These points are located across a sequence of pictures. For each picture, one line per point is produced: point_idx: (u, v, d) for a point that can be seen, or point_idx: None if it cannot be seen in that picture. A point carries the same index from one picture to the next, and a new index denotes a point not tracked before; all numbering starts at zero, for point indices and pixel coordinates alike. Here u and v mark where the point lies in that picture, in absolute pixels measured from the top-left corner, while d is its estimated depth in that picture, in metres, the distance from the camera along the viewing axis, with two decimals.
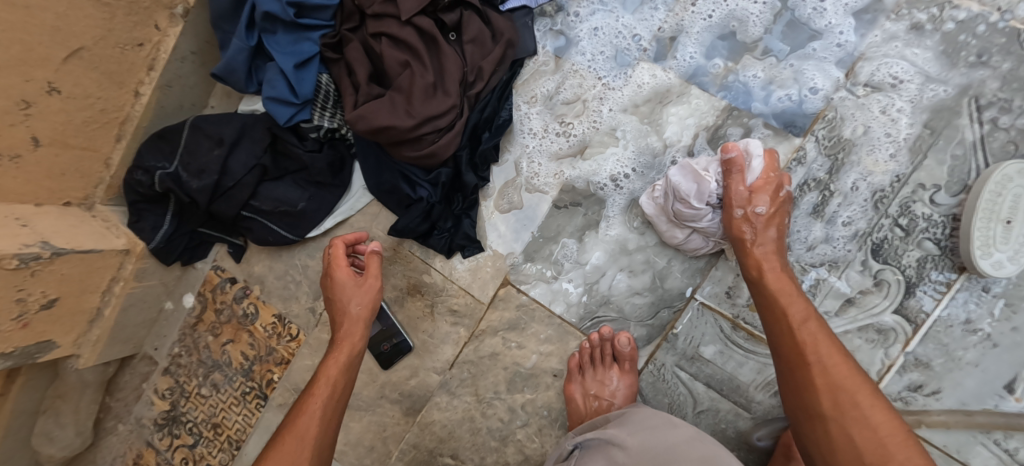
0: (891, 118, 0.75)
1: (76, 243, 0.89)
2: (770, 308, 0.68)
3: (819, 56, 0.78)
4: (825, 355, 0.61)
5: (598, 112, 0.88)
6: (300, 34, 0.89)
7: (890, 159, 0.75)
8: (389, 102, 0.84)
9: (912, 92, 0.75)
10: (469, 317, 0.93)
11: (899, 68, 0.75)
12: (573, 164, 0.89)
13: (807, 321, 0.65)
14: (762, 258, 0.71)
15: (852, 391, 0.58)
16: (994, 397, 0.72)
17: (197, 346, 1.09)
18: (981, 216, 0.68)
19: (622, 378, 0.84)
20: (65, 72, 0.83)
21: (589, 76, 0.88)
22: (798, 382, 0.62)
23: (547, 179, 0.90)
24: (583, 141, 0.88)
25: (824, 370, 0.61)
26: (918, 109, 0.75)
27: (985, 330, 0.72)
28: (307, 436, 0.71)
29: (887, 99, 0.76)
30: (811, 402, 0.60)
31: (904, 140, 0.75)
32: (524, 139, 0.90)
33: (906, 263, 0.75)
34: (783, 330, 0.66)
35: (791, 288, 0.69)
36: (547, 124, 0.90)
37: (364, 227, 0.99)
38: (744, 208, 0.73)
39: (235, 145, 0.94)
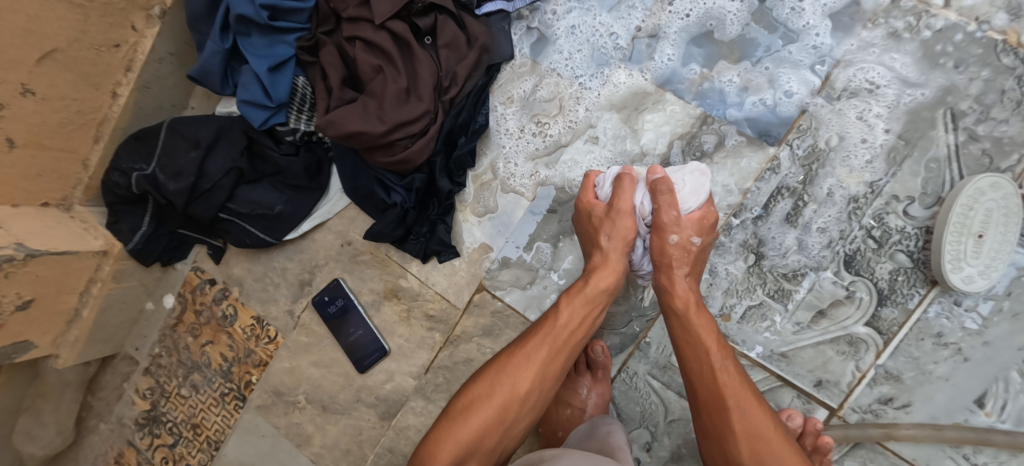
0: (868, 124, 0.74)
1: (52, 244, 0.89)
2: (691, 346, 0.69)
3: (794, 60, 0.77)
4: (744, 400, 0.64)
5: (574, 111, 0.87)
6: (275, 38, 0.88)
7: (866, 166, 0.74)
8: (361, 107, 0.83)
9: (889, 98, 0.74)
10: (444, 322, 0.93)
11: (876, 73, 0.74)
12: (549, 163, 0.88)
13: (727, 362, 0.67)
14: (687, 290, 0.71)
15: (769, 440, 0.62)
16: (965, 411, 0.71)
17: (177, 347, 1.10)
18: (952, 230, 0.68)
19: (593, 386, 0.83)
20: (38, 74, 0.83)
21: (566, 76, 0.87)
22: (718, 427, 0.64)
23: (523, 180, 0.89)
24: (559, 142, 0.87)
25: (743, 417, 0.63)
26: (895, 115, 0.73)
27: (956, 343, 0.72)
28: (517, 391, 0.68)
29: (864, 104, 0.75)
30: (731, 449, 0.63)
31: (881, 146, 0.74)
32: (501, 140, 0.90)
33: (879, 275, 0.74)
34: (704, 370, 0.67)
35: (708, 323, 0.69)
36: (523, 124, 0.89)
37: (341, 231, 0.99)
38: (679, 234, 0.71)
39: (212, 147, 0.94)
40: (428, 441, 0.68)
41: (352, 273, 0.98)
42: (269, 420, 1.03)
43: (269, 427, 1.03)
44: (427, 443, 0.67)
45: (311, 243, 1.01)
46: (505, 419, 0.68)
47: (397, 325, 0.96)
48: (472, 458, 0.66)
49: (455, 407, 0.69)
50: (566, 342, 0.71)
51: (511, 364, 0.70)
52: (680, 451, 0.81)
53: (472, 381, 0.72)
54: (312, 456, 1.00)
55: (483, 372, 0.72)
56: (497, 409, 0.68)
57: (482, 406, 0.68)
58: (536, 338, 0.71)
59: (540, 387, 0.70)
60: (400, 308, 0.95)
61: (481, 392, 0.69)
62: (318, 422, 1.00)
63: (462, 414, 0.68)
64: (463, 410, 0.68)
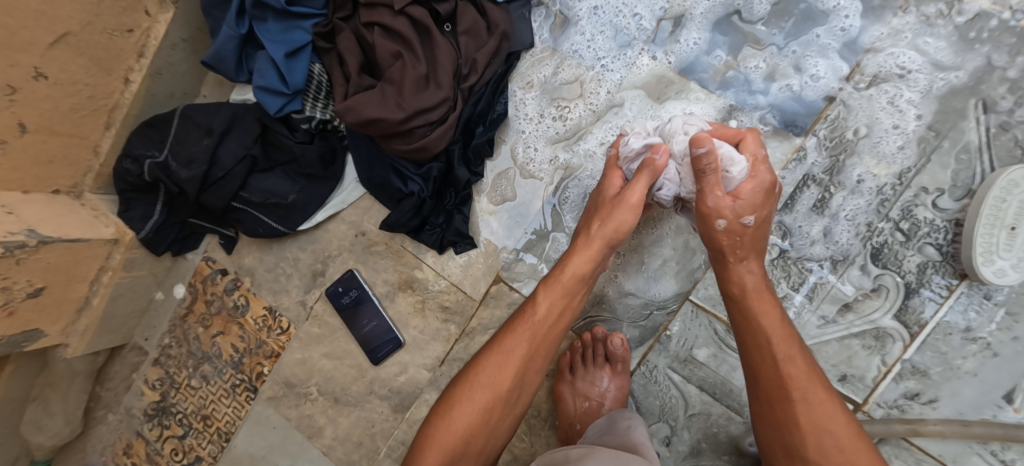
0: (899, 109, 0.73)
1: (63, 232, 0.88)
2: (752, 333, 0.66)
3: (822, 43, 0.76)
4: (810, 393, 0.61)
5: (595, 93, 0.86)
6: (291, 23, 0.87)
7: (898, 151, 0.73)
8: (380, 94, 0.82)
9: (921, 83, 0.72)
10: (460, 314, 0.92)
11: (907, 57, 0.73)
12: (569, 148, 0.87)
13: (790, 349, 0.64)
14: (744, 277, 0.68)
15: (836, 433, 0.60)
16: (993, 407, 0.70)
17: (187, 337, 1.09)
18: (984, 222, 0.67)
19: (613, 379, 0.82)
20: (51, 58, 0.81)
21: (588, 57, 0.86)
22: (780, 418, 0.62)
23: (541, 165, 0.88)
24: (580, 124, 0.86)
25: (809, 410, 0.61)
26: (927, 99, 0.72)
27: (985, 338, 0.70)
28: (497, 389, 0.68)
29: (896, 90, 0.73)
30: (793, 440, 0.61)
31: (912, 132, 0.73)
32: (520, 125, 0.88)
33: (907, 268, 0.73)
34: (766, 359, 0.64)
35: (776, 312, 0.66)
36: (543, 109, 0.88)
37: (354, 221, 0.98)
38: (729, 216, 0.65)
39: (225, 134, 0.93)
40: (416, 444, 0.69)
41: (366, 263, 0.97)
42: (280, 412, 1.02)
43: (280, 419, 1.02)
44: (416, 446, 0.68)
45: (324, 233, 1.00)
46: (489, 420, 0.68)
47: (411, 316, 0.94)
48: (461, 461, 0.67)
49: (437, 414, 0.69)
50: (544, 336, 0.71)
51: (489, 362, 0.70)
52: (700, 446, 0.80)
53: (456, 381, 0.72)
54: (323, 448, 0.99)
55: (466, 372, 0.71)
56: (476, 408, 0.68)
57: (466, 409, 0.68)
58: (514, 335, 0.70)
59: (517, 382, 0.70)
60: (415, 300, 0.94)
61: (462, 392, 0.69)
62: (330, 414, 0.99)
63: (444, 419, 0.68)
64: (443, 414, 0.69)
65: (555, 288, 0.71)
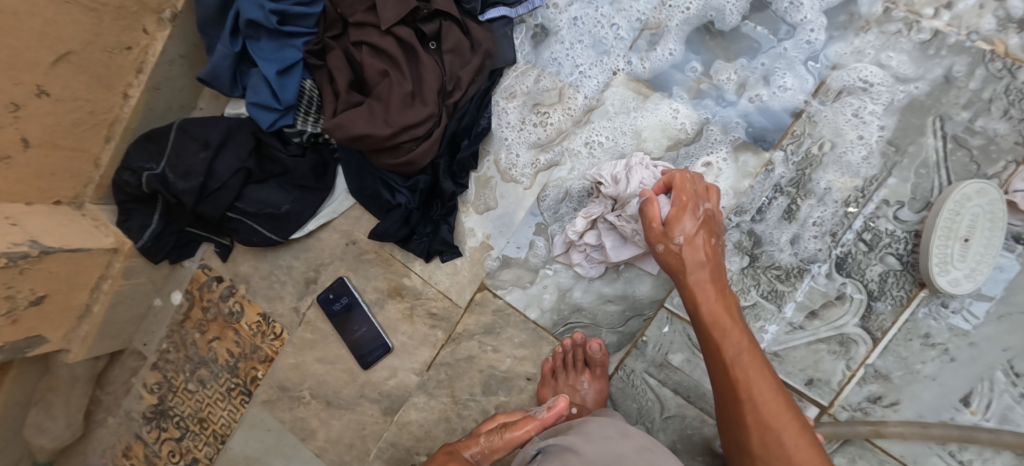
0: (863, 120, 0.76)
1: (64, 242, 0.92)
2: (706, 342, 0.70)
3: (790, 56, 0.79)
4: (755, 393, 0.64)
5: (573, 99, 0.89)
6: (284, 41, 0.90)
7: (863, 161, 0.76)
8: (368, 111, 0.85)
9: (883, 95, 0.76)
10: (446, 320, 0.95)
11: (868, 71, 0.76)
12: (551, 153, 0.90)
13: (739, 355, 0.67)
14: (696, 290, 0.71)
15: (778, 431, 0.62)
16: (951, 409, 0.73)
17: (185, 342, 1.12)
18: (939, 234, 0.70)
19: (592, 383, 0.86)
20: (54, 76, 0.85)
21: (568, 64, 0.89)
22: (731, 415, 0.66)
23: (524, 169, 0.91)
24: (560, 128, 0.89)
25: (754, 408, 0.64)
26: (889, 111, 0.76)
27: (943, 343, 0.74)
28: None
29: (859, 102, 0.77)
30: (742, 437, 0.64)
31: (876, 142, 0.76)
32: (503, 132, 0.91)
33: (869, 276, 0.76)
34: (718, 365, 0.68)
35: (728, 319, 0.69)
36: (524, 116, 0.91)
37: (346, 230, 1.02)
38: (663, 242, 0.72)
39: (221, 147, 0.96)
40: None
41: (357, 271, 1.01)
42: (275, 415, 1.05)
43: (274, 421, 1.05)
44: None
45: (317, 242, 1.03)
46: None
47: (400, 322, 0.98)
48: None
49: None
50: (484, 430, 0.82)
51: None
52: (675, 447, 0.84)
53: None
54: (316, 449, 1.03)
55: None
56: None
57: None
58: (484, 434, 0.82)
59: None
60: (404, 306, 0.98)
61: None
62: (322, 417, 1.02)
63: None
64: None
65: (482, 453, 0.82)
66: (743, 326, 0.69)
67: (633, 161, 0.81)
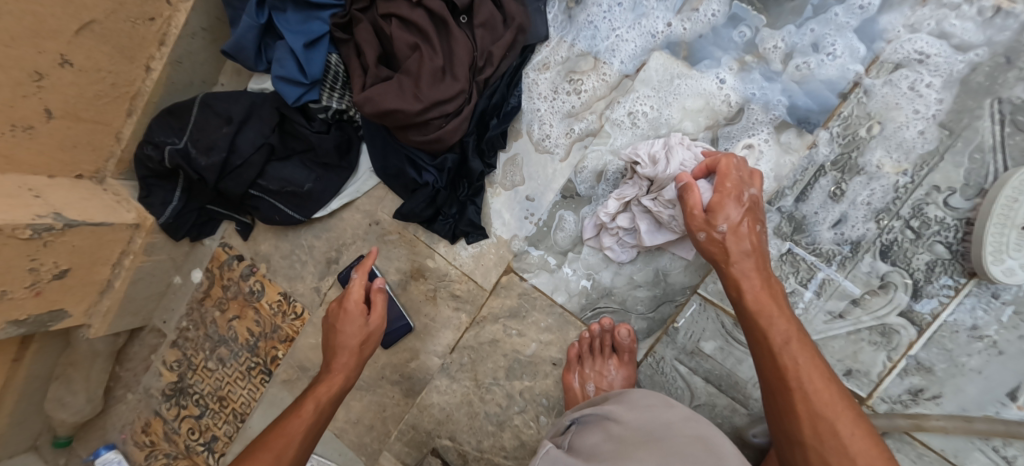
0: (919, 94, 0.73)
1: (87, 216, 0.91)
2: (751, 330, 0.66)
3: (841, 22, 0.76)
4: (807, 380, 0.60)
5: (609, 66, 0.87)
6: (310, 14, 0.88)
7: (919, 135, 0.73)
8: (397, 85, 0.83)
9: (939, 66, 0.73)
10: (470, 302, 0.93)
11: (924, 42, 0.73)
12: (584, 123, 0.88)
13: (788, 343, 0.63)
14: (740, 278, 0.68)
15: (832, 419, 0.57)
16: (996, 403, 0.71)
17: (204, 320, 1.11)
18: (994, 222, 0.67)
19: (619, 369, 0.84)
20: (76, 45, 0.83)
21: (604, 26, 0.86)
22: (780, 405, 0.61)
23: (558, 140, 0.89)
24: (594, 95, 0.87)
25: (806, 397, 0.59)
26: (948, 83, 0.72)
27: (991, 336, 0.71)
28: (302, 434, 0.76)
29: (915, 75, 0.73)
30: (792, 428, 0.60)
31: (934, 116, 0.73)
32: (535, 103, 0.89)
33: (916, 265, 0.73)
34: (765, 353, 0.64)
35: (774, 307, 0.66)
36: (557, 83, 0.89)
37: (369, 210, 1.00)
38: (705, 230, 0.69)
39: (244, 123, 0.94)
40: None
41: (380, 252, 0.99)
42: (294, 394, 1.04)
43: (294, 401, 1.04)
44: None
45: (339, 221, 1.01)
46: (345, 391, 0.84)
47: (423, 304, 0.96)
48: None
49: (258, 444, 0.74)
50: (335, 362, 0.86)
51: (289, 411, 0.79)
52: None
53: (275, 425, 0.77)
54: (335, 430, 1.01)
55: (281, 418, 0.78)
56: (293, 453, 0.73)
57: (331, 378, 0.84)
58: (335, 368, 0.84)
59: (313, 438, 0.78)
60: (427, 288, 0.96)
61: (275, 435, 0.75)
62: None
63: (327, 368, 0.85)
64: (263, 443, 0.73)
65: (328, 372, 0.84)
66: (790, 314, 0.66)
67: (673, 140, 0.79)
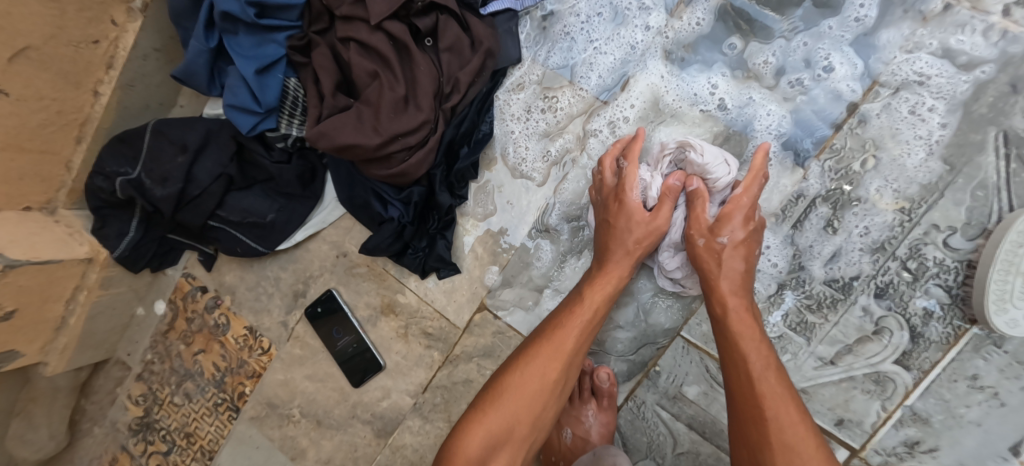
0: (921, 118, 0.67)
1: (34, 253, 0.85)
2: (729, 352, 0.65)
3: (835, 35, 0.70)
4: (780, 409, 0.59)
5: (587, 80, 0.80)
6: (264, 36, 0.82)
7: (922, 163, 0.67)
8: (355, 117, 0.77)
9: (941, 87, 0.67)
10: (443, 341, 0.88)
11: (923, 63, 0.67)
12: (561, 142, 0.81)
13: (766, 369, 0.62)
14: (728, 296, 0.66)
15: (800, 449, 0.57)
16: (996, 458, 0.66)
17: (169, 354, 1.07)
18: (998, 267, 0.62)
19: (598, 414, 0.80)
20: (12, 73, 0.77)
21: (581, 38, 0.80)
22: (749, 433, 0.60)
23: (534, 164, 0.83)
24: (570, 113, 0.81)
25: (779, 425, 0.58)
26: (952, 106, 0.66)
27: (992, 387, 0.66)
28: (542, 379, 0.67)
29: (916, 97, 0.67)
30: (761, 454, 0.58)
31: (938, 141, 0.67)
32: (507, 125, 0.83)
33: (912, 310, 0.68)
34: (741, 376, 0.62)
35: (755, 332, 0.64)
36: (531, 103, 0.82)
37: (336, 241, 0.94)
38: (706, 237, 0.68)
39: (200, 151, 0.88)
40: (458, 428, 0.66)
41: (348, 285, 0.94)
42: (263, 432, 1.00)
43: (263, 439, 1.00)
44: (457, 429, 0.66)
45: (305, 252, 0.96)
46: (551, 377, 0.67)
47: (394, 341, 0.91)
48: (500, 449, 0.65)
49: (479, 403, 0.67)
50: (590, 324, 0.69)
51: (542, 349, 0.68)
52: None
53: (502, 370, 0.69)
54: None
55: (511, 358, 0.70)
56: (525, 401, 0.66)
57: (540, 352, 0.68)
58: (560, 323, 0.69)
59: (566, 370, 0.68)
60: (397, 325, 0.91)
61: (525, 367, 0.67)
62: (313, 436, 0.96)
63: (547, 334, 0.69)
64: (490, 397, 0.67)
65: (563, 323, 0.69)
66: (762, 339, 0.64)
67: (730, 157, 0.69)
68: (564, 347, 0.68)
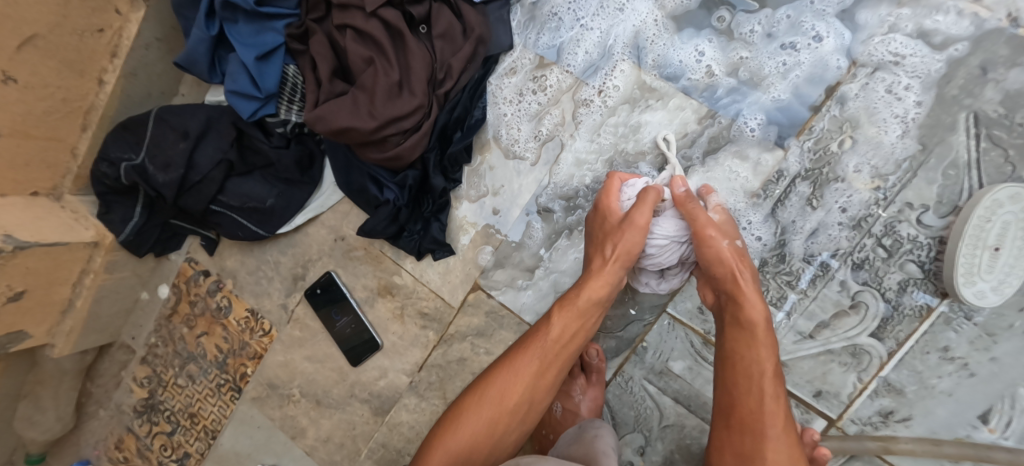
0: (897, 97, 0.70)
1: (41, 236, 0.88)
2: (739, 365, 0.65)
3: (817, 9, 0.72)
4: (772, 432, 0.62)
5: (574, 58, 0.83)
6: (263, 24, 0.84)
7: (898, 140, 0.70)
8: (352, 101, 0.80)
9: (916, 66, 0.69)
10: (438, 321, 0.91)
11: (898, 43, 0.69)
12: (550, 120, 0.84)
13: (770, 395, 0.63)
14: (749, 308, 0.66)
15: None
16: (967, 426, 0.69)
17: (173, 337, 1.10)
18: (967, 242, 0.65)
19: (587, 390, 0.83)
20: (20, 61, 0.79)
21: (568, 17, 0.83)
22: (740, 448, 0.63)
23: (527, 144, 0.85)
24: (559, 90, 0.83)
25: (765, 451, 0.61)
26: (926, 85, 0.69)
27: (962, 358, 0.69)
28: (505, 402, 0.69)
29: (892, 77, 0.70)
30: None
31: (913, 119, 0.69)
32: (499, 107, 0.86)
33: (887, 285, 0.71)
34: (746, 393, 0.64)
35: (767, 350, 0.65)
36: (522, 86, 0.85)
37: (334, 226, 0.97)
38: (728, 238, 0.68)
39: (201, 137, 0.91)
40: (428, 441, 0.71)
41: (346, 268, 0.97)
42: (264, 412, 1.03)
43: (264, 418, 1.03)
44: (426, 444, 0.71)
45: (304, 237, 0.99)
46: (517, 405, 0.69)
47: (391, 322, 0.94)
48: (463, 463, 0.68)
49: (446, 418, 0.71)
50: (557, 354, 0.70)
51: (509, 379, 0.70)
52: (673, 457, 0.80)
53: (472, 389, 0.72)
54: (306, 448, 1.00)
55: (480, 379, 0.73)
56: (489, 418, 0.69)
57: (508, 379, 0.70)
58: (528, 351, 0.71)
59: (533, 399, 0.70)
60: (394, 306, 0.94)
61: (490, 394, 0.70)
62: (312, 416, 0.99)
63: (516, 362, 0.71)
64: (456, 414, 0.71)
65: (530, 351, 0.71)
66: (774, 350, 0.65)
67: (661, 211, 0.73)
68: (530, 375, 0.70)
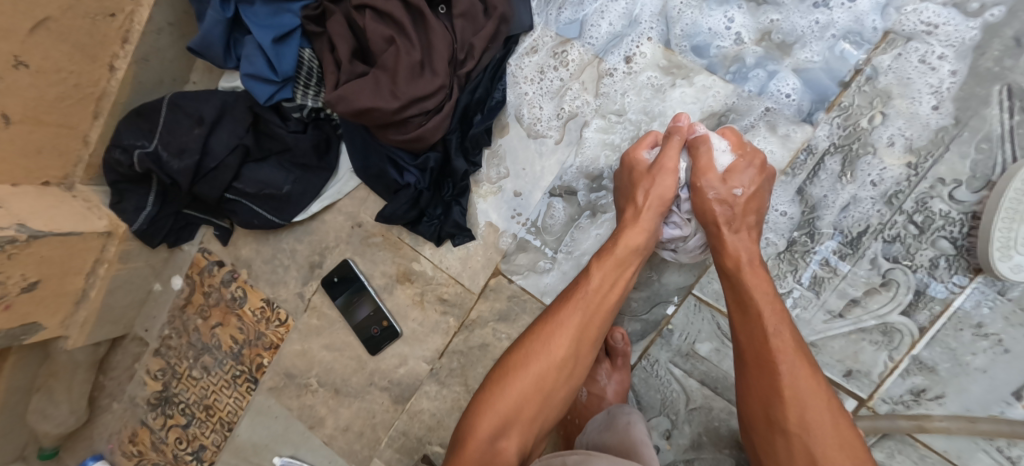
0: (931, 67, 0.69)
1: (55, 225, 0.86)
2: (743, 307, 0.66)
3: None
4: (794, 366, 0.60)
5: (597, 32, 0.82)
6: (279, 6, 0.84)
7: (931, 112, 0.69)
8: (373, 82, 0.79)
9: (949, 35, 0.68)
10: (459, 306, 0.90)
11: (931, 12, 0.69)
12: (572, 98, 0.83)
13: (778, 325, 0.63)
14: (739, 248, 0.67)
15: (811, 407, 0.59)
16: (1001, 403, 0.69)
17: (187, 328, 1.08)
18: (1003, 216, 0.64)
19: (613, 374, 0.82)
20: (32, 44, 0.78)
21: None
22: (761, 389, 0.62)
23: (550, 123, 0.84)
24: (583, 65, 0.82)
25: (791, 383, 0.60)
26: (960, 54, 0.68)
27: (996, 334, 0.68)
28: (551, 357, 0.68)
29: (925, 47, 0.69)
30: (774, 413, 0.60)
31: (948, 90, 0.69)
32: (520, 86, 0.84)
33: (919, 262, 0.70)
34: (756, 333, 0.64)
35: (766, 286, 0.66)
36: (543, 64, 0.84)
37: (351, 212, 0.96)
38: (718, 188, 0.69)
39: (216, 123, 0.90)
40: (470, 410, 0.68)
41: (363, 255, 0.95)
42: (281, 402, 1.02)
43: (281, 408, 1.02)
44: (471, 410, 0.68)
45: (320, 224, 0.98)
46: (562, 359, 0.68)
47: (410, 309, 0.93)
48: (511, 428, 0.66)
49: (487, 387, 0.69)
50: (597, 307, 0.69)
51: (548, 332, 0.68)
52: (701, 440, 0.79)
53: (511, 353, 0.70)
54: (324, 437, 0.99)
55: (518, 342, 0.71)
56: (533, 376, 0.67)
57: (546, 332, 0.69)
58: (567, 306, 0.69)
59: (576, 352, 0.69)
60: (413, 292, 0.93)
61: (532, 352, 0.68)
62: (331, 405, 0.98)
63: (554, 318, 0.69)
64: (498, 381, 0.68)
65: (567, 305, 0.69)
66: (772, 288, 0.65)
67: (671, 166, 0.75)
68: (570, 325, 0.68)
